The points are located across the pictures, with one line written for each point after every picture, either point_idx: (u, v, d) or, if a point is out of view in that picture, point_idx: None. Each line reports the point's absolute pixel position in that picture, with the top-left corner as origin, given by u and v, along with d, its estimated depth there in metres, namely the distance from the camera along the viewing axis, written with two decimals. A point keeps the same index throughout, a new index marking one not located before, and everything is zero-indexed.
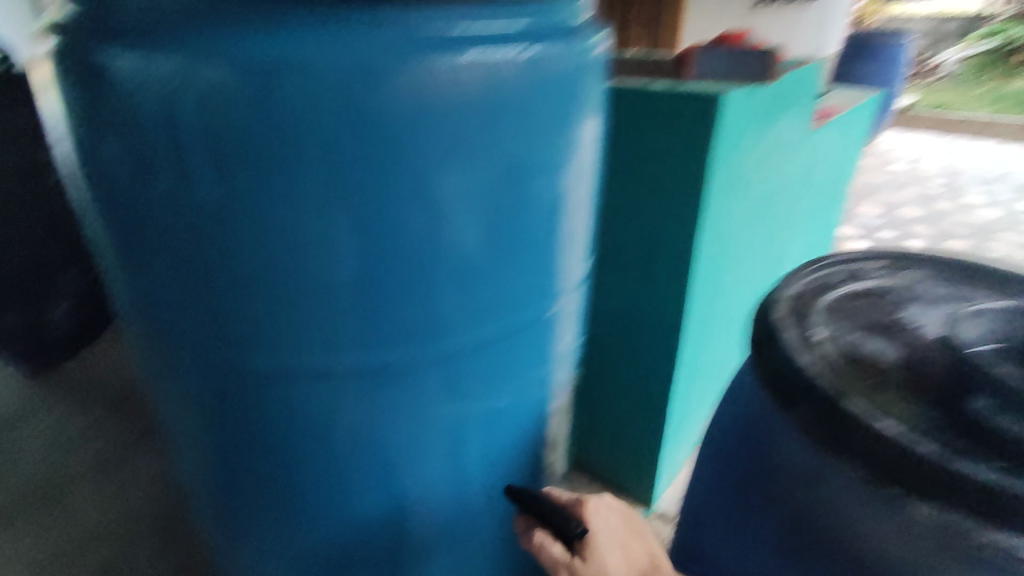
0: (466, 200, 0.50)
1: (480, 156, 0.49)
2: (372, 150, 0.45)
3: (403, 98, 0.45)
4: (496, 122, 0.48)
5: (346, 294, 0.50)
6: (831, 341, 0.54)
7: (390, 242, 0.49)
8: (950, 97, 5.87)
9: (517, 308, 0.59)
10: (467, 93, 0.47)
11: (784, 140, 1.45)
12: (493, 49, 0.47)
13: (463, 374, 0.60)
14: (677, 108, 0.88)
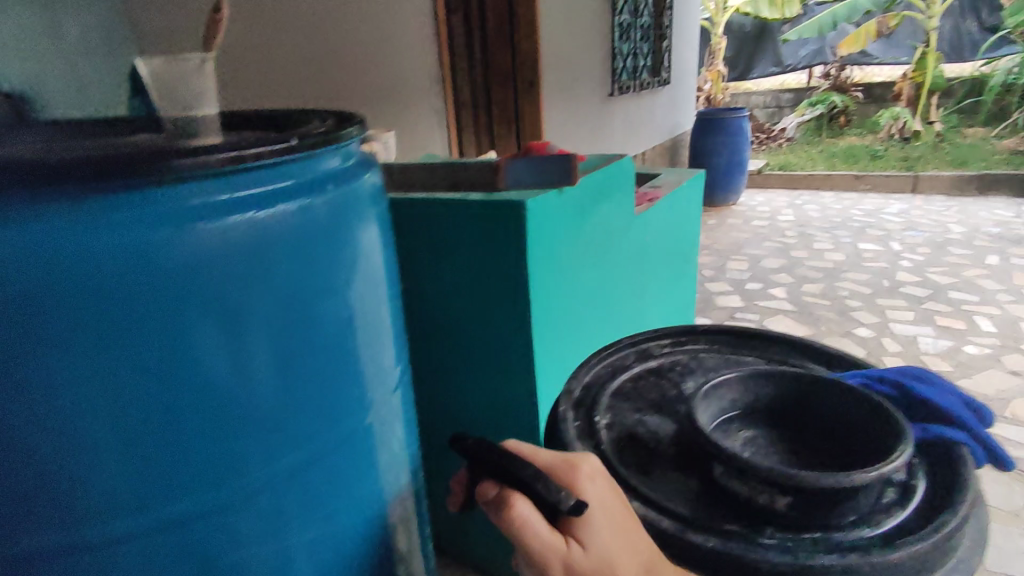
0: (274, 294, 0.82)
1: (278, 267, 0.83)
2: (213, 269, 0.76)
3: (226, 239, 0.77)
4: (286, 247, 0.83)
5: (204, 355, 0.77)
6: (601, 430, 0.85)
7: (231, 323, 0.79)
8: (792, 159, 6.66)
9: (323, 357, 0.91)
10: (271, 232, 0.82)
11: (603, 232, 1.59)
12: (286, 207, 0.83)
13: (291, 407, 0.89)
14: (494, 224, 1.24)
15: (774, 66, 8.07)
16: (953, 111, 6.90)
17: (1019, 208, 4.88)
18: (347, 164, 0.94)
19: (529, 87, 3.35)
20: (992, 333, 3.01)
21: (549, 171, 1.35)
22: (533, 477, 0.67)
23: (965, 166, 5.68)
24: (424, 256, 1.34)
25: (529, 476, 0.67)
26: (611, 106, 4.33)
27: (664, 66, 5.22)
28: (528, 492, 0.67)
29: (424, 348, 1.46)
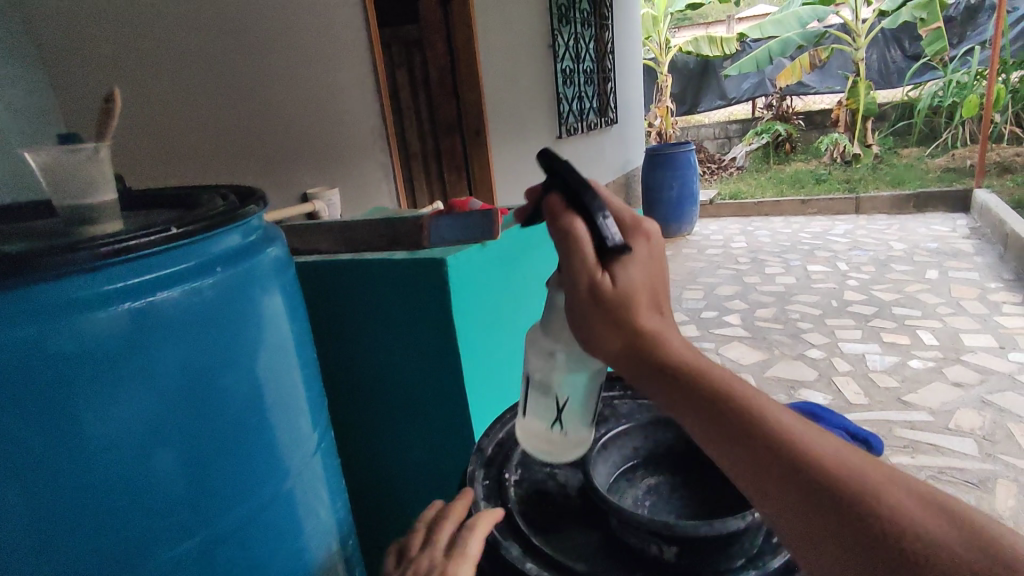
0: (160, 375, 0.82)
1: (165, 347, 0.83)
2: (90, 359, 0.76)
3: (105, 327, 0.78)
4: (172, 328, 0.83)
5: (82, 444, 0.77)
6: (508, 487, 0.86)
7: (109, 412, 0.78)
8: (742, 187, 6.90)
9: (220, 434, 0.90)
10: (156, 314, 0.82)
11: (535, 279, 1.61)
12: (174, 287, 0.83)
13: (184, 488, 0.87)
14: (413, 278, 1.26)
15: (719, 100, 8.42)
16: (888, 134, 7.27)
17: (955, 222, 5.11)
18: (250, 240, 0.96)
19: (474, 136, 3.38)
20: (934, 346, 3.11)
21: (469, 228, 1.40)
22: (599, 208, 0.65)
23: (902, 185, 5.96)
24: (354, 315, 1.36)
25: (597, 203, 0.65)
26: (561, 146, 4.40)
27: (611, 107, 5.41)
28: (586, 213, 0.65)
29: (359, 407, 1.45)
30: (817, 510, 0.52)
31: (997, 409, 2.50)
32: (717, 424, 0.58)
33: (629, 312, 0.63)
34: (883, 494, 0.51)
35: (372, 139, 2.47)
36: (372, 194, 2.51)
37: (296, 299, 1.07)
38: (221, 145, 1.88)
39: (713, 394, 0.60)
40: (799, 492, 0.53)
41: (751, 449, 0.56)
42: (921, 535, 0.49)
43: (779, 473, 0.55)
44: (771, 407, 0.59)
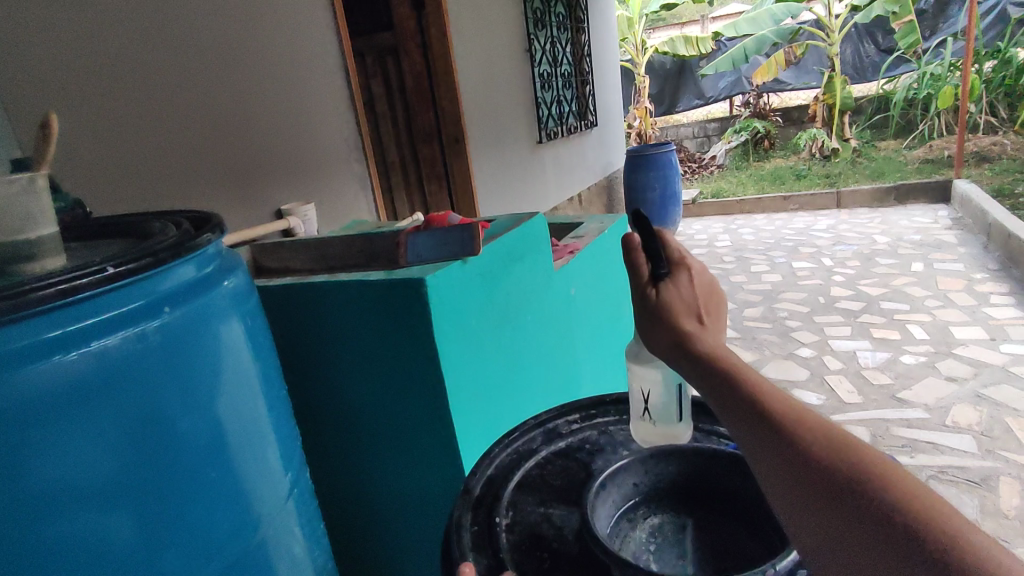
0: (110, 427, 0.73)
1: (113, 398, 0.73)
2: (27, 413, 0.67)
3: (39, 378, 0.68)
4: (124, 372, 0.74)
5: (20, 514, 0.67)
6: (504, 531, 0.78)
7: (54, 470, 0.69)
8: (724, 185, 6.88)
9: (187, 488, 0.81)
10: (108, 358, 0.73)
11: (520, 295, 1.53)
12: (125, 328, 0.75)
13: (146, 552, 0.77)
14: (389, 297, 1.17)
15: (697, 99, 8.42)
16: (865, 128, 7.35)
17: (936, 214, 5.14)
18: (205, 273, 0.87)
19: (454, 143, 3.30)
20: (925, 340, 3.08)
21: (445, 244, 1.32)
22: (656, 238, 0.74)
23: (882, 178, 5.98)
24: (330, 341, 1.27)
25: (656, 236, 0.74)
26: (542, 151, 4.33)
27: (589, 110, 5.36)
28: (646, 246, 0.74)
29: (340, 436, 1.37)
30: (811, 487, 0.53)
31: (993, 403, 2.48)
32: (732, 406, 0.61)
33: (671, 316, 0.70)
34: (885, 477, 0.50)
35: (347, 151, 2.38)
36: (350, 208, 2.42)
37: (259, 332, 0.98)
38: (192, 162, 1.78)
39: (735, 379, 0.62)
40: (797, 468, 0.54)
41: (757, 426, 0.58)
42: (912, 516, 0.47)
43: (779, 450, 0.56)
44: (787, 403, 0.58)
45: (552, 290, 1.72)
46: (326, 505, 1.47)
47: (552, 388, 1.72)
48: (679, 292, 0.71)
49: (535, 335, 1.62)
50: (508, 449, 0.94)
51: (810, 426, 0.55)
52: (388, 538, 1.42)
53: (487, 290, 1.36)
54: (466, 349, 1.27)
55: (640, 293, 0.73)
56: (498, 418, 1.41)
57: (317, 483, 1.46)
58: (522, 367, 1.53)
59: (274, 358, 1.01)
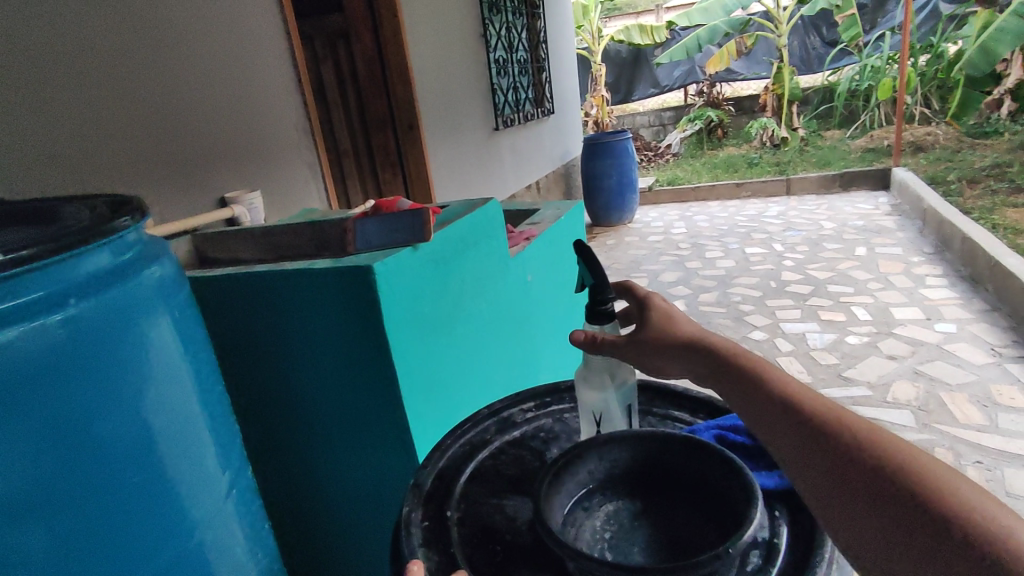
0: (16, 431, 0.66)
1: (18, 397, 0.66)
2: None
3: None
4: (32, 367, 0.68)
5: None
6: (455, 524, 0.75)
7: None
8: (679, 173, 6.99)
9: (109, 492, 0.75)
10: (14, 353, 0.66)
11: (475, 283, 1.50)
12: (33, 320, 0.68)
13: (62, 562, 0.71)
14: (335, 284, 1.12)
15: (652, 88, 8.52)
16: (812, 117, 7.57)
17: (877, 200, 5.34)
18: (124, 260, 0.80)
19: (408, 130, 3.23)
20: (868, 321, 3.20)
21: (394, 233, 1.27)
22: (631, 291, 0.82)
23: (828, 166, 6.18)
24: (275, 333, 1.21)
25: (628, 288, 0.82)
26: (498, 138, 4.28)
27: (546, 97, 5.33)
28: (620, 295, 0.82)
29: (285, 431, 1.31)
30: (846, 480, 0.56)
31: (928, 379, 2.60)
32: (764, 407, 0.65)
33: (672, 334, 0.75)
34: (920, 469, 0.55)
35: (296, 136, 2.29)
36: (298, 196, 2.32)
37: (191, 322, 0.92)
38: (123, 150, 1.66)
39: (764, 383, 0.66)
40: (834, 462, 0.58)
41: (792, 424, 0.62)
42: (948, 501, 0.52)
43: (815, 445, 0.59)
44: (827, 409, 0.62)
45: (507, 275, 1.68)
46: (277, 504, 1.41)
47: (509, 376, 1.70)
48: (665, 316, 0.78)
49: (491, 323, 1.59)
50: (459, 440, 0.92)
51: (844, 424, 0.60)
52: (340, 533, 1.38)
53: (439, 277, 1.32)
54: (419, 338, 1.23)
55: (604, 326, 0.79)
56: (452, 407, 1.38)
57: (266, 481, 1.40)
58: (477, 356, 1.50)
59: (208, 351, 0.95)
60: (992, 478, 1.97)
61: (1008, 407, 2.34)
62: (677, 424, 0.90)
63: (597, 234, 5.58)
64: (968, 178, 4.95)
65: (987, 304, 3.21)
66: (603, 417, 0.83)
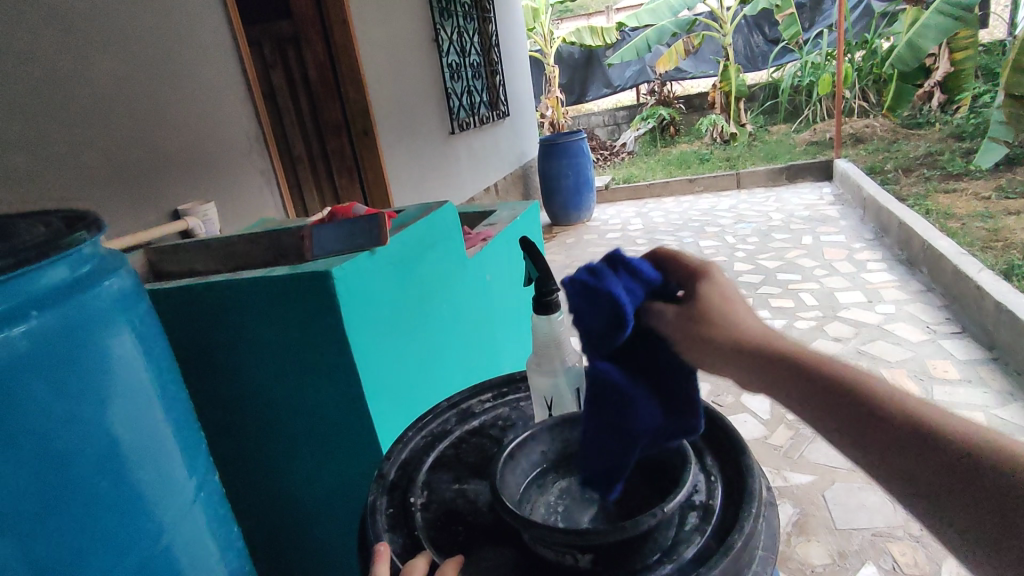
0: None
1: None
2: None
3: None
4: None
5: None
6: (419, 509, 0.80)
7: None
8: (635, 170, 7.14)
9: (77, 497, 0.76)
10: None
11: (434, 283, 1.54)
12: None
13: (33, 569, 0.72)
14: (294, 288, 1.15)
15: (605, 88, 8.71)
16: (759, 113, 7.86)
17: (821, 191, 5.60)
18: (81, 272, 0.81)
19: (363, 136, 3.23)
20: (815, 306, 3.36)
21: (348, 238, 1.31)
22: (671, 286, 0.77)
23: (775, 159, 6.42)
24: (235, 342, 1.23)
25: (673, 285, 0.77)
26: (455, 142, 4.32)
27: (501, 100, 5.38)
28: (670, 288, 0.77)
29: (249, 437, 1.33)
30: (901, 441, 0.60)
31: (870, 357, 2.76)
32: (831, 402, 0.63)
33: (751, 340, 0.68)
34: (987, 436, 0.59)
35: (249, 146, 2.29)
36: (253, 205, 2.32)
37: (152, 330, 0.93)
38: (69, 164, 1.63)
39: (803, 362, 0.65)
40: (916, 445, 0.60)
41: (863, 413, 0.62)
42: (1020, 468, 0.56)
43: (895, 432, 0.60)
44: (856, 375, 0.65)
45: (464, 274, 1.72)
46: (243, 510, 1.42)
47: (472, 372, 1.75)
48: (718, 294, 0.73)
49: (450, 321, 1.63)
50: (419, 431, 0.96)
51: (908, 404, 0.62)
52: (314, 536, 1.39)
53: (396, 277, 1.36)
54: (377, 338, 1.26)
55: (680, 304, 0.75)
56: (416, 404, 1.41)
57: (233, 488, 1.41)
58: (438, 355, 1.54)
59: (170, 359, 0.97)
60: None
61: (943, 379, 2.51)
62: None
63: (558, 233, 5.67)
64: (904, 167, 5.22)
65: (922, 285, 3.41)
66: (554, 400, 0.89)
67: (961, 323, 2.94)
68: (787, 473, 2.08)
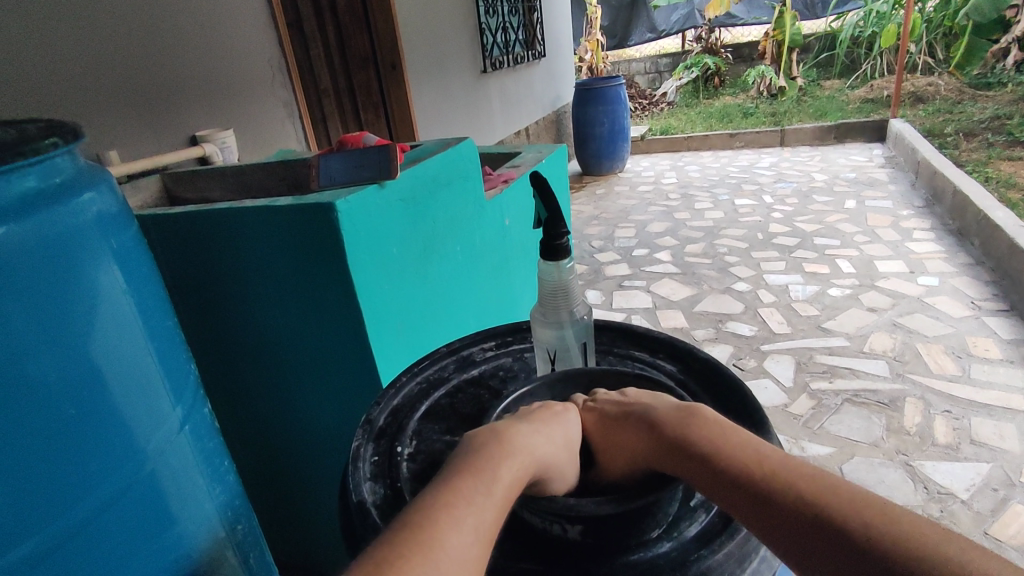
0: None
1: None
2: None
3: None
4: None
5: None
6: (408, 460, 0.75)
7: None
8: (673, 122, 6.83)
9: (60, 419, 0.73)
10: None
11: (448, 224, 1.46)
12: None
13: (15, 485, 0.69)
14: (298, 219, 1.08)
15: (649, 33, 8.34)
16: (812, 66, 7.39)
17: (871, 152, 5.27)
18: (56, 184, 0.76)
19: (390, 70, 3.10)
20: (851, 274, 3.20)
21: (355, 171, 1.24)
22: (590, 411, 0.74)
23: (824, 117, 6.03)
24: (236, 272, 1.18)
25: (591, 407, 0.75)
26: (486, 82, 4.14)
27: (538, 39, 5.13)
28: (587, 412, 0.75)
29: (248, 370, 1.30)
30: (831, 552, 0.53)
31: (906, 331, 2.62)
32: (742, 500, 0.59)
33: (665, 428, 0.67)
34: (932, 542, 0.51)
35: (271, 73, 2.19)
36: (274, 136, 2.24)
37: (140, 257, 0.89)
38: (79, 81, 1.56)
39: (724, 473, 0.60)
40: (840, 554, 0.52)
41: (779, 514, 0.56)
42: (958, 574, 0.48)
43: (814, 537, 0.54)
44: (784, 478, 0.58)
45: (480, 214, 1.63)
46: (245, 442, 1.41)
47: (484, 317, 1.70)
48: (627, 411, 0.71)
49: (463, 262, 1.55)
50: (414, 374, 0.91)
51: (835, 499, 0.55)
52: (314, 472, 1.38)
53: (408, 215, 1.28)
54: (383, 277, 1.20)
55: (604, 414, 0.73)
56: (422, 347, 1.36)
57: (233, 419, 1.39)
58: (448, 298, 1.47)
59: (157, 285, 0.92)
60: (959, 426, 2.02)
61: (982, 358, 2.37)
62: (636, 364, 0.90)
63: (587, 183, 5.49)
64: (965, 130, 4.85)
65: (971, 258, 3.21)
66: (562, 354, 0.83)
67: (1009, 300, 2.76)
68: (803, 444, 2.01)
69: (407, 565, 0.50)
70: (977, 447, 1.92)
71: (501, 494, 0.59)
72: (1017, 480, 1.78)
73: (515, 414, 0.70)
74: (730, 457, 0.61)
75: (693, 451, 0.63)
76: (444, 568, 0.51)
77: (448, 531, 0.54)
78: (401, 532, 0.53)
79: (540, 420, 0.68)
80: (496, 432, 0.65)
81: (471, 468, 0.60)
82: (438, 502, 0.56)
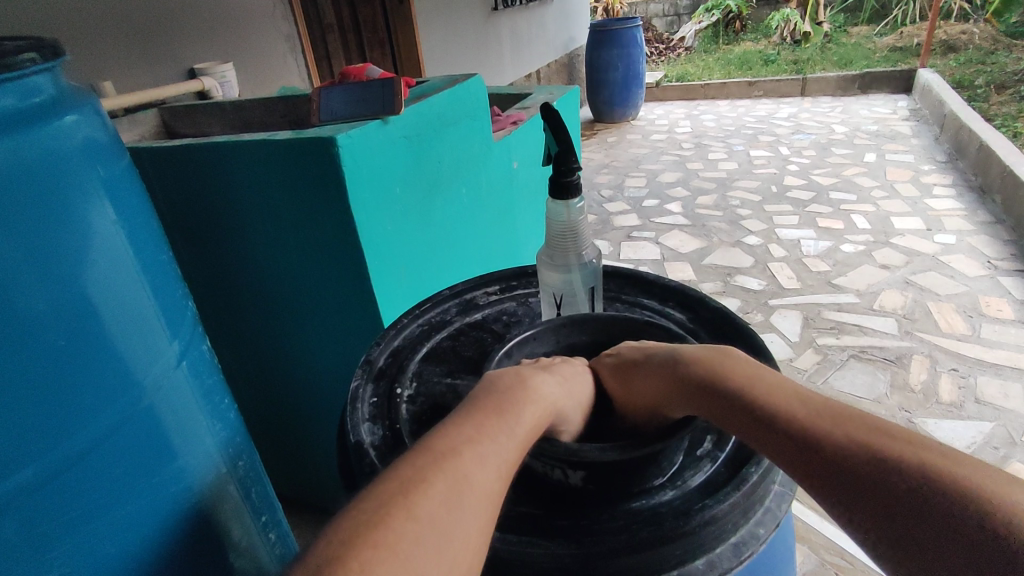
0: None
1: None
2: None
3: None
4: None
5: None
6: (409, 402, 0.73)
7: None
8: (690, 68, 6.57)
9: (52, 349, 0.71)
10: None
11: (453, 166, 1.41)
12: None
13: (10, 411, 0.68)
14: (299, 155, 1.04)
15: None
16: (839, 11, 7.04)
17: (896, 104, 5.07)
18: (35, 104, 0.71)
19: (397, 3, 2.97)
20: (866, 230, 3.13)
21: (358, 107, 1.18)
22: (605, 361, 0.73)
23: (849, 65, 5.77)
24: (237, 211, 1.15)
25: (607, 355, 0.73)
26: (497, 20, 3.97)
27: None
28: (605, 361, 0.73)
29: (249, 310, 1.29)
30: (872, 495, 0.51)
31: (918, 289, 2.57)
32: (775, 442, 0.57)
33: (694, 374, 0.64)
34: (983, 486, 0.49)
35: (271, 4, 2.09)
36: (275, 71, 2.15)
37: (132, 187, 0.86)
38: (68, 5, 1.48)
39: (755, 413, 0.59)
40: (879, 494, 0.51)
41: (813, 455, 0.54)
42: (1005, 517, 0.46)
43: (852, 478, 0.52)
44: (816, 418, 0.57)
45: (485, 155, 1.56)
46: (248, 380, 1.41)
47: (489, 261, 1.67)
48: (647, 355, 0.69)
49: (467, 204, 1.51)
50: (416, 313, 0.89)
51: (891, 446, 0.53)
52: (319, 413, 1.38)
53: (415, 155, 1.23)
54: (385, 218, 1.16)
55: (619, 362, 0.71)
56: (425, 289, 1.35)
57: (234, 358, 1.39)
58: (452, 239, 1.44)
59: (150, 216, 0.89)
60: (965, 385, 2.00)
61: (994, 318, 2.34)
62: (644, 311, 0.86)
63: (599, 130, 5.34)
64: (997, 82, 4.64)
65: (992, 216, 3.12)
66: (574, 299, 0.80)
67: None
68: None
69: (430, 489, 0.51)
70: (981, 406, 1.91)
71: (523, 434, 0.59)
72: (1019, 439, 1.77)
73: (536, 364, 0.69)
74: (769, 402, 0.59)
75: (736, 397, 0.61)
76: (469, 495, 0.52)
77: (470, 464, 0.54)
78: (422, 458, 0.53)
79: (561, 374, 0.68)
80: (520, 377, 0.64)
81: (498, 407, 0.60)
82: (462, 435, 0.56)
